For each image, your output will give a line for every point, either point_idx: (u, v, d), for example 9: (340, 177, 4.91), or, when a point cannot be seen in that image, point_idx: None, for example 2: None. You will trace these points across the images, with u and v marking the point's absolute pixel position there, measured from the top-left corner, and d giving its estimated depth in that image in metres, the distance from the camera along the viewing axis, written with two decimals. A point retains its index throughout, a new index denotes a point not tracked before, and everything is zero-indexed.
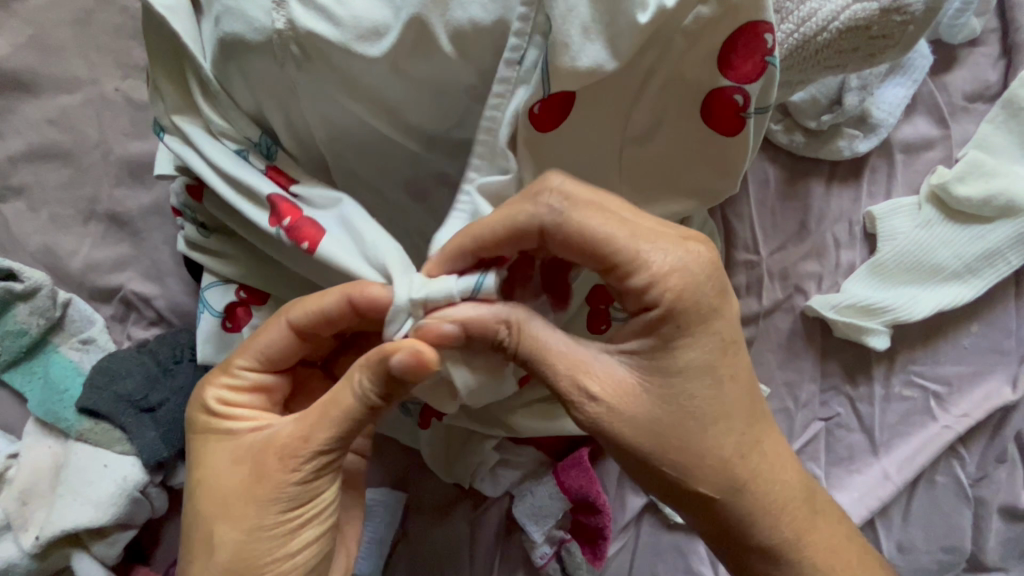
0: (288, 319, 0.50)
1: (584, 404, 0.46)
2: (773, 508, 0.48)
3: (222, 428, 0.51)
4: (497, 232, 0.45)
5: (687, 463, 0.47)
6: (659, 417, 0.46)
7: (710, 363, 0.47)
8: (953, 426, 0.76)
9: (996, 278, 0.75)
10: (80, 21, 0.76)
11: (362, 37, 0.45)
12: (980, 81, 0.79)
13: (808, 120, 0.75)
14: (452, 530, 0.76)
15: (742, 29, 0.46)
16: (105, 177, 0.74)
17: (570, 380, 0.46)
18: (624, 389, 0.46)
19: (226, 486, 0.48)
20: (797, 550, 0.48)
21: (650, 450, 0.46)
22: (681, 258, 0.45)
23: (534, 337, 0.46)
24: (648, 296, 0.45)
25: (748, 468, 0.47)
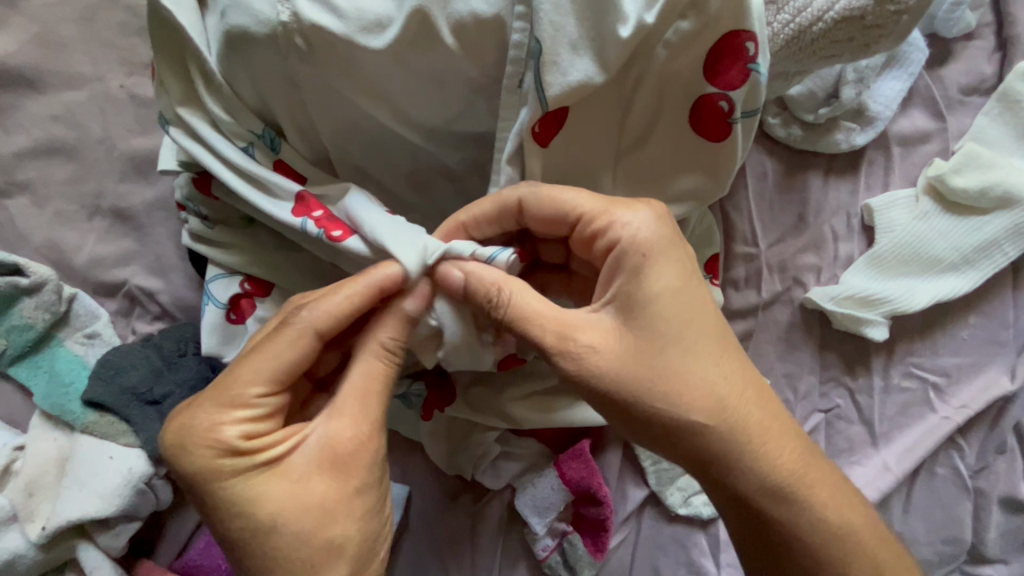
0: (315, 327, 0.47)
1: (574, 355, 0.48)
2: (756, 434, 0.49)
3: (256, 463, 0.46)
4: (485, 212, 0.52)
5: (675, 396, 0.48)
6: (642, 355, 0.48)
7: (679, 301, 0.49)
8: (952, 417, 0.77)
9: (993, 269, 0.75)
10: (85, 18, 0.76)
11: (365, 30, 0.46)
12: (976, 74, 0.80)
13: (806, 114, 0.76)
14: (454, 522, 0.77)
15: (724, 40, 0.48)
16: (109, 173, 0.75)
17: (554, 335, 0.48)
18: (606, 337, 0.48)
19: (316, 497, 0.46)
20: (789, 476, 0.49)
21: (635, 389, 0.48)
22: (639, 216, 0.49)
23: (519, 300, 0.48)
24: (611, 241, 0.50)
25: (728, 397, 0.49)
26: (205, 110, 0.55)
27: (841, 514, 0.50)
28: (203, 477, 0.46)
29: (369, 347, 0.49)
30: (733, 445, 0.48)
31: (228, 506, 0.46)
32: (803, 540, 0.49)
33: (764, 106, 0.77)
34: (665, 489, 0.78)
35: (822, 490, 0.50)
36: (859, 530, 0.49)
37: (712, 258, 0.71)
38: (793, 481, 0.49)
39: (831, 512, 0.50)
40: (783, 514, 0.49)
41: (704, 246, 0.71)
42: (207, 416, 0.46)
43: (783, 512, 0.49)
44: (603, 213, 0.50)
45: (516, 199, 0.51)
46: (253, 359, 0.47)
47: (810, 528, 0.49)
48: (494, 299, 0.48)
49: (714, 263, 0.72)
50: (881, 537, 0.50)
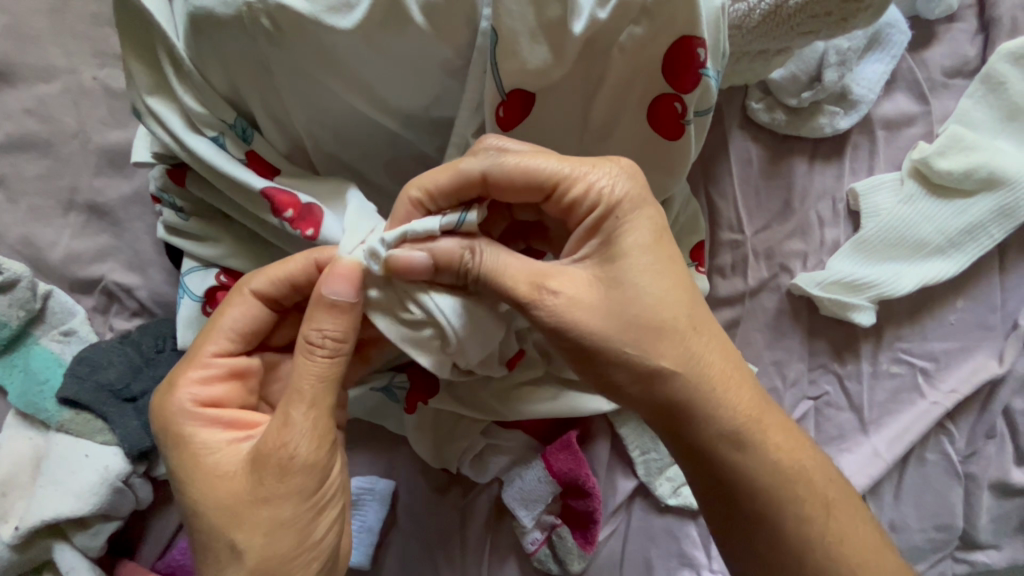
0: (251, 287, 0.52)
1: (545, 300, 0.47)
2: (721, 384, 0.49)
3: (210, 432, 0.49)
4: (446, 181, 0.48)
5: (643, 342, 0.47)
6: (615, 301, 0.47)
7: (653, 255, 0.48)
8: (941, 402, 0.76)
9: (979, 251, 0.75)
10: (56, 10, 0.75)
11: (333, 10, 0.45)
12: (959, 56, 0.79)
13: (789, 98, 0.75)
14: (442, 518, 0.76)
15: (676, 45, 0.48)
16: (84, 167, 0.73)
17: (530, 285, 0.47)
18: (579, 285, 0.47)
19: (231, 493, 0.47)
20: (754, 430, 0.49)
21: (604, 336, 0.47)
22: (606, 179, 0.48)
23: (493, 258, 0.47)
24: (592, 205, 0.48)
25: (698, 345, 0.48)
26: (175, 99, 0.53)
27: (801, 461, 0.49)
28: (165, 434, 0.50)
29: (302, 342, 0.48)
30: (697, 394, 0.48)
31: (174, 469, 0.49)
32: (761, 489, 0.48)
33: (747, 91, 0.76)
34: (654, 480, 0.77)
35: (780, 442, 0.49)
36: (813, 476, 0.49)
37: (697, 245, 0.70)
38: (753, 427, 0.49)
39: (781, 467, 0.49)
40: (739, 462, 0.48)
41: (688, 233, 0.70)
42: (175, 371, 0.51)
43: (746, 462, 0.48)
44: (578, 177, 0.48)
45: (478, 172, 0.48)
46: (211, 324, 0.52)
47: (767, 473, 0.48)
48: (465, 261, 0.47)
49: (701, 250, 0.71)
50: (831, 500, 0.49)
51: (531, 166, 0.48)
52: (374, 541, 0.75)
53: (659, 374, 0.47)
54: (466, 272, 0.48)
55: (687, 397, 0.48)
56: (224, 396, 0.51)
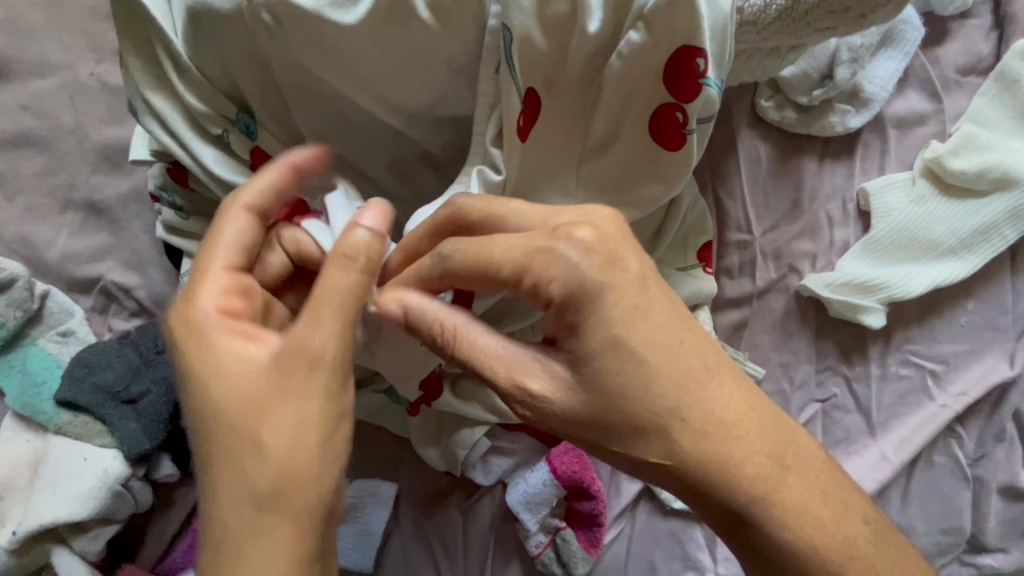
0: (330, 258, 0.41)
1: (521, 400, 0.42)
2: (731, 454, 0.41)
3: (219, 354, 0.40)
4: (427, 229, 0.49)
5: (632, 428, 0.41)
6: (589, 391, 0.41)
7: (629, 324, 0.41)
8: (950, 405, 0.75)
9: (992, 252, 0.74)
10: (51, 5, 0.74)
11: (336, 4, 0.44)
12: (973, 53, 0.78)
13: (800, 96, 0.74)
14: (444, 520, 0.75)
15: (677, 54, 0.46)
16: (81, 164, 0.72)
17: (507, 379, 0.42)
18: (555, 382, 0.42)
19: (276, 483, 0.38)
20: (767, 507, 0.41)
21: (590, 427, 0.41)
22: (568, 251, 0.41)
23: (469, 344, 0.43)
24: (545, 282, 0.42)
25: (693, 423, 0.41)
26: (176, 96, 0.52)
27: (818, 530, 0.41)
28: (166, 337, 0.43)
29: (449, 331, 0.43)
30: (709, 474, 0.41)
31: (188, 371, 0.40)
32: (788, 559, 0.41)
33: (756, 89, 0.75)
34: (659, 483, 0.76)
35: (792, 508, 0.41)
36: (829, 543, 0.41)
37: (705, 245, 0.69)
38: (765, 503, 0.41)
39: (813, 536, 0.41)
40: (762, 532, 0.41)
41: (697, 232, 0.69)
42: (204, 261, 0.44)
43: (762, 530, 0.41)
44: (534, 245, 0.42)
45: (449, 252, 0.44)
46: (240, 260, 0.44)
47: (781, 539, 0.41)
48: (438, 337, 0.43)
49: (709, 251, 0.70)
50: (852, 552, 0.41)
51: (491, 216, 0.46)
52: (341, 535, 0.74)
53: (660, 466, 0.41)
54: (441, 349, 0.44)
55: (699, 478, 0.41)
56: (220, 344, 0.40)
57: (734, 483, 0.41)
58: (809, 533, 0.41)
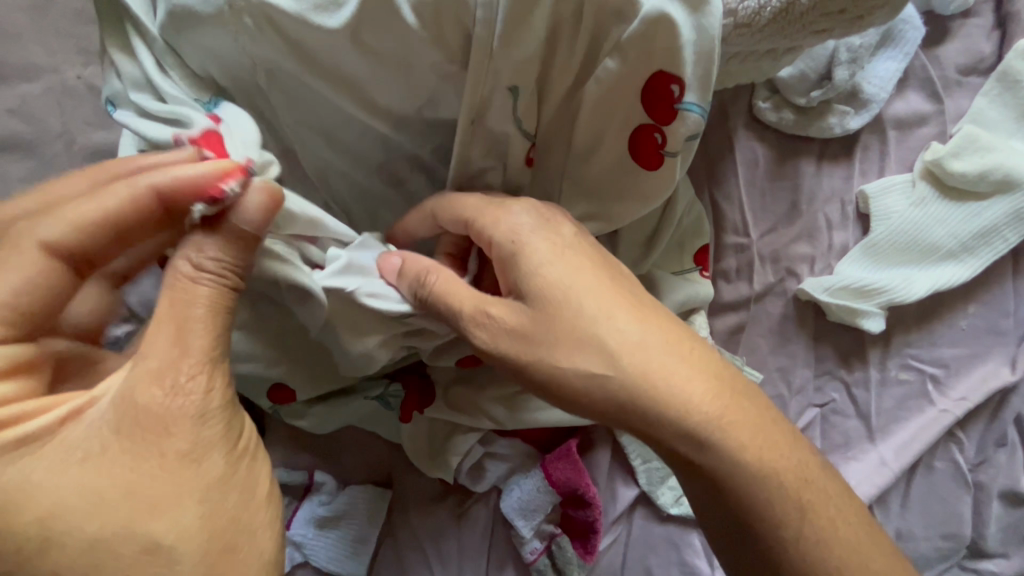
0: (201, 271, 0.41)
1: (484, 328, 0.48)
2: (672, 365, 0.45)
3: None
4: (457, 208, 0.51)
5: (576, 344, 0.45)
6: (538, 322, 0.46)
7: (576, 264, 0.47)
8: (951, 410, 0.74)
9: (993, 256, 0.73)
10: (37, 7, 0.73)
11: (319, 8, 0.44)
12: (974, 53, 0.77)
13: (797, 97, 0.72)
14: (439, 528, 0.74)
15: (653, 78, 0.46)
16: (69, 168, 0.71)
17: (473, 308, 0.48)
18: (521, 319, 0.46)
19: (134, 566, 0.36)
20: (714, 428, 0.44)
21: (542, 346, 0.46)
22: (522, 214, 0.49)
23: (442, 284, 0.49)
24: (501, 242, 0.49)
25: (632, 343, 0.45)
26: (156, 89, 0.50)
27: (767, 448, 0.45)
28: None
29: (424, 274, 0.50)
30: (649, 393, 0.44)
31: None
32: (746, 473, 0.44)
33: (753, 90, 0.74)
34: (655, 489, 0.75)
35: (744, 426, 0.45)
36: (784, 465, 0.44)
37: (701, 249, 0.68)
38: (716, 424, 0.44)
39: (765, 457, 0.44)
40: (719, 451, 0.44)
41: (693, 236, 0.68)
42: None
43: (715, 453, 0.44)
44: (496, 208, 0.50)
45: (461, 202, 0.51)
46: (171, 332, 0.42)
47: (734, 465, 0.44)
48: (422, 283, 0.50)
49: (705, 254, 0.69)
50: (806, 475, 0.45)
51: (470, 217, 0.50)
52: (290, 529, 0.72)
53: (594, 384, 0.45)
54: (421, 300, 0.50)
55: (640, 395, 0.44)
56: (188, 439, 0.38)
57: (681, 406, 0.44)
58: (760, 450, 0.44)
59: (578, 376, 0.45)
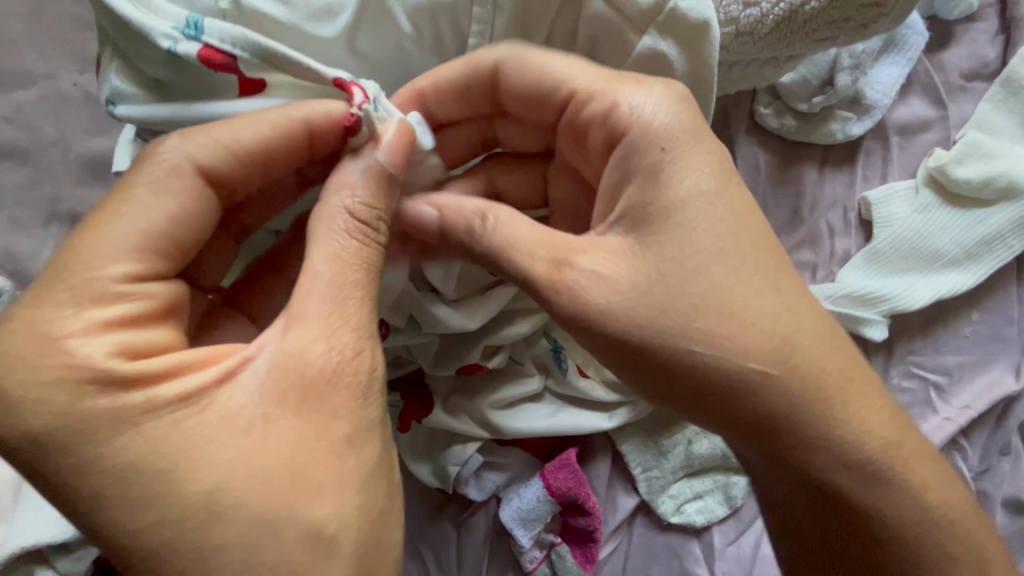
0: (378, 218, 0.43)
1: (566, 276, 0.42)
2: (837, 389, 0.43)
3: (146, 403, 0.36)
4: (454, 86, 0.45)
5: (723, 342, 0.41)
6: (656, 284, 0.41)
7: (729, 221, 0.42)
8: (954, 418, 0.74)
9: (997, 263, 0.72)
10: (33, 12, 0.72)
11: (315, 17, 0.44)
12: (978, 58, 0.76)
13: (799, 103, 0.71)
14: (438, 537, 0.74)
15: None
16: (65, 176, 0.71)
17: (551, 260, 0.42)
18: (610, 262, 0.42)
19: (264, 507, 0.35)
20: (888, 462, 0.44)
21: (656, 324, 0.41)
22: (650, 100, 0.43)
23: (505, 228, 0.43)
24: (609, 131, 0.43)
25: (800, 352, 0.42)
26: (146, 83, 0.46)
27: (930, 493, 0.45)
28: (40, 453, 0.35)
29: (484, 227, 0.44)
30: (819, 411, 0.43)
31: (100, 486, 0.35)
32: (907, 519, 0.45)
33: (755, 96, 0.73)
34: (656, 498, 0.74)
35: (916, 466, 0.45)
36: (943, 510, 0.45)
37: None
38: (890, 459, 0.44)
39: (925, 502, 0.45)
40: (898, 490, 0.44)
41: None
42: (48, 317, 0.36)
43: (872, 493, 0.44)
44: (604, 89, 0.43)
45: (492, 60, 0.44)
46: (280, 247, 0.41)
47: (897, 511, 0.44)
48: (473, 230, 0.44)
49: None
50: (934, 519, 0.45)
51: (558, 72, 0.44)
52: None
53: (744, 390, 0.41)
54: (473, 245, 0.44)
55: (801, 415, 0.42)
56: (263, 432, 0.36)
57: (847, 437, 0.43)
58: (921, 500, 0.45)
59: (726, 374, 0.41)
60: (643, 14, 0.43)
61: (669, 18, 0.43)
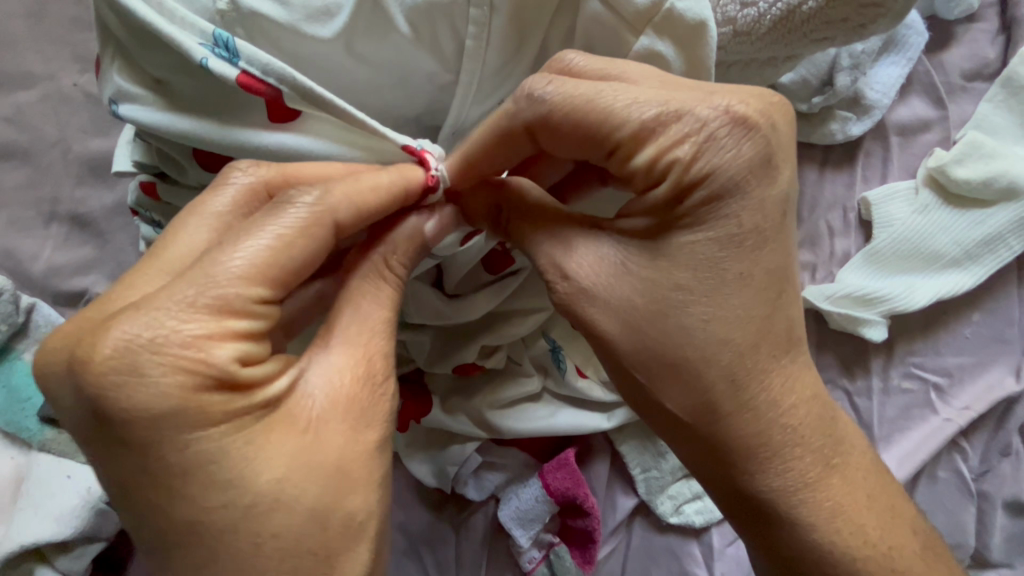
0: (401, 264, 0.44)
1: (561, 284, 0.43)
2: (781, 430, 0.44)
3: (249, 405, 0.35)
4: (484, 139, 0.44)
5: (687, 371, 0.42)
6: (651, 309, 0.42)
7: (723, 269, 0.41)
8: (954, 419, 0.73)
9: (998, 264, 0.72)
10: (34, 14, 0.73)
11: (312, 18, 0.44)
12: (979, 58, 0.76)
13: (799, 103, 0.71)
14: (437, 537, 0.74)
15: None
16: (65, 176, 0.71)
17: (552, 261, 0.44)
18: (609, 279, 0.43)
19: (311, 512, 0.36)
20: (817, 505, 0.45)
21: (635, 347, 0.43)
22: (713, 121, 0.40)
23: (519, 217, 0.45)
24: (657, 173, 0.40)
25: (744, 391, 0.43)
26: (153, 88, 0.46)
27: (861, 542, 0.45)
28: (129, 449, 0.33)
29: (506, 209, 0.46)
30: (758, 446, 0.44)
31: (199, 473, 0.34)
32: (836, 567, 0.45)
33: None
34: (655, 498, 0.74)
35: (839, 514, 0.45)
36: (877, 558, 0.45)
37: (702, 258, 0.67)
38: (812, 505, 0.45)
39: (848, 545, 0.45)
40: (820, 537, 0.45)
41: None
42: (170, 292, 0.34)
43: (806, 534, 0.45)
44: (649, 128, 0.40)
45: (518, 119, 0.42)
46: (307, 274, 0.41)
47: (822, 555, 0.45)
48: (495, 211, 0.47)
49: None
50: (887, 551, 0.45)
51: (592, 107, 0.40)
52: None
53: (695, 416, 0.43)
54: (496, 220, 0.47)
55: (745, 445, 0.44)
56: (328, 434, 0.37)
57: (785, 473, 0.44)
58: (848, 541, 0.45)
59: (674, 402, 0.43)
60: (640, 13, 0.43)
61: (666, 19, 0.43)
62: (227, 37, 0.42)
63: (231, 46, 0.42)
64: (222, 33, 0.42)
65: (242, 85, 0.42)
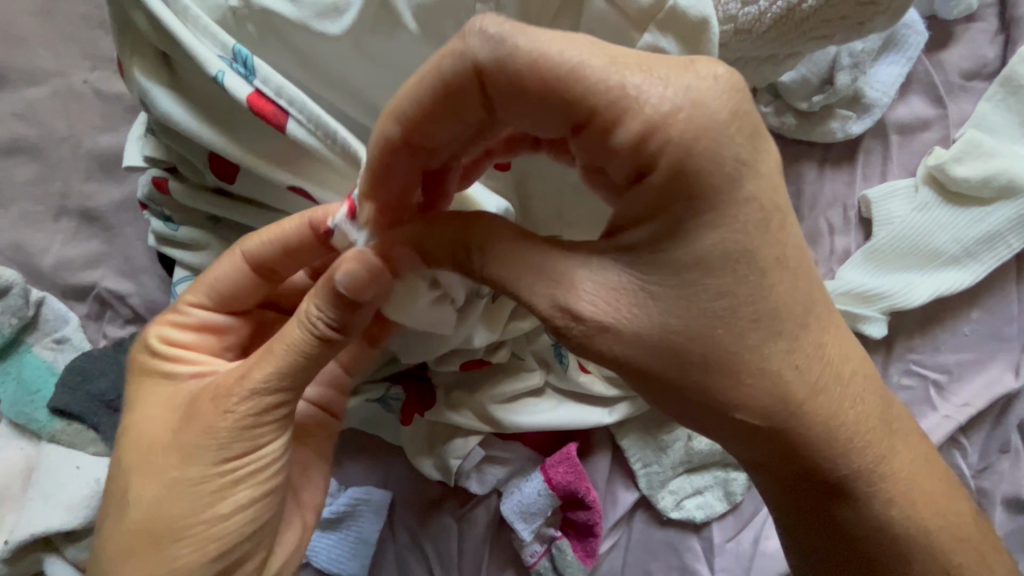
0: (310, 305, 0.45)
1: (572, 326, 0.37)
2: (874, 444, 0.42)
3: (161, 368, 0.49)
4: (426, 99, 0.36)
5: (786, 404, 0.39)
6: (731, 340, 0.37)
7: (804, 280, 0.40)
8: (953, 416, 0.74)
9: (997, 262, 0.72)
10: (45, 11, 0.74)
11: (321, 15, 0.44)
12: (978, 57, 0.76)
13: (799, 101, 0.71)
14: (440, 530, 0.74)
15: None
16: (75, 171, 0.72)
17: (552, 299, 0.37)
18: (615, 309, 0.37)
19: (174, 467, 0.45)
20: (907, 512, 0.44)
21: (729, 382, 0.38)
22: (709, 79, 0.35)
23: (495, 252, 0.39)
24: (661, 158, 0.34)
25: (839, 401, 0.41)
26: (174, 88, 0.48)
27: (949, 537, 0.45)
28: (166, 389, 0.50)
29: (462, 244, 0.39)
30: (856, 468, 0.42)
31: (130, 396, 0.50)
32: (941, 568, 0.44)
33: (756, 94, 0.72)
34: (656, 493, 0.75)
35: (932, 512, 0.44)
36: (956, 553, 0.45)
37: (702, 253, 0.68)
38: (904, 509, 0.44)
39: (921, 539, 0.45)
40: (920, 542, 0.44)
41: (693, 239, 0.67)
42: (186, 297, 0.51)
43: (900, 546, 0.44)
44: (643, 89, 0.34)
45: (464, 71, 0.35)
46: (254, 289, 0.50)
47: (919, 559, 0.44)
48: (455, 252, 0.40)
49: None
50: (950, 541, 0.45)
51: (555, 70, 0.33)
52: None
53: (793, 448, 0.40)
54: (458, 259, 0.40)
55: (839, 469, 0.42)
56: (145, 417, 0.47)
57: (882, 490, 0.43)
58: (926, 537, 0.44)
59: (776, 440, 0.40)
60: (644, 11, 0.43)
61: (670, 15, 0.43)
62: (246, 54, 0.45)
63: (251, 64, 0.45)
64: (242, 49, 0.45)
65: (254, 104, 0.45)
